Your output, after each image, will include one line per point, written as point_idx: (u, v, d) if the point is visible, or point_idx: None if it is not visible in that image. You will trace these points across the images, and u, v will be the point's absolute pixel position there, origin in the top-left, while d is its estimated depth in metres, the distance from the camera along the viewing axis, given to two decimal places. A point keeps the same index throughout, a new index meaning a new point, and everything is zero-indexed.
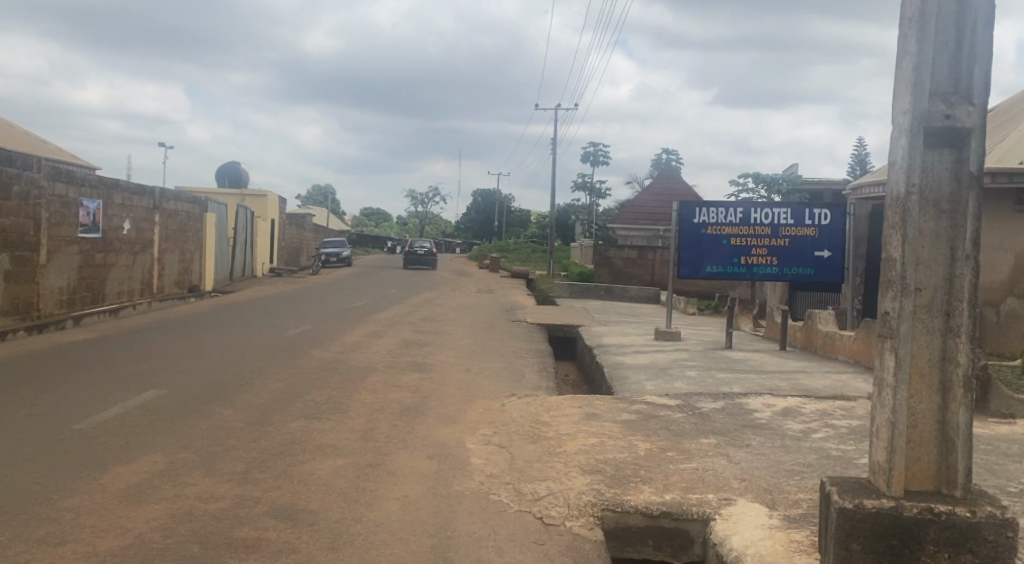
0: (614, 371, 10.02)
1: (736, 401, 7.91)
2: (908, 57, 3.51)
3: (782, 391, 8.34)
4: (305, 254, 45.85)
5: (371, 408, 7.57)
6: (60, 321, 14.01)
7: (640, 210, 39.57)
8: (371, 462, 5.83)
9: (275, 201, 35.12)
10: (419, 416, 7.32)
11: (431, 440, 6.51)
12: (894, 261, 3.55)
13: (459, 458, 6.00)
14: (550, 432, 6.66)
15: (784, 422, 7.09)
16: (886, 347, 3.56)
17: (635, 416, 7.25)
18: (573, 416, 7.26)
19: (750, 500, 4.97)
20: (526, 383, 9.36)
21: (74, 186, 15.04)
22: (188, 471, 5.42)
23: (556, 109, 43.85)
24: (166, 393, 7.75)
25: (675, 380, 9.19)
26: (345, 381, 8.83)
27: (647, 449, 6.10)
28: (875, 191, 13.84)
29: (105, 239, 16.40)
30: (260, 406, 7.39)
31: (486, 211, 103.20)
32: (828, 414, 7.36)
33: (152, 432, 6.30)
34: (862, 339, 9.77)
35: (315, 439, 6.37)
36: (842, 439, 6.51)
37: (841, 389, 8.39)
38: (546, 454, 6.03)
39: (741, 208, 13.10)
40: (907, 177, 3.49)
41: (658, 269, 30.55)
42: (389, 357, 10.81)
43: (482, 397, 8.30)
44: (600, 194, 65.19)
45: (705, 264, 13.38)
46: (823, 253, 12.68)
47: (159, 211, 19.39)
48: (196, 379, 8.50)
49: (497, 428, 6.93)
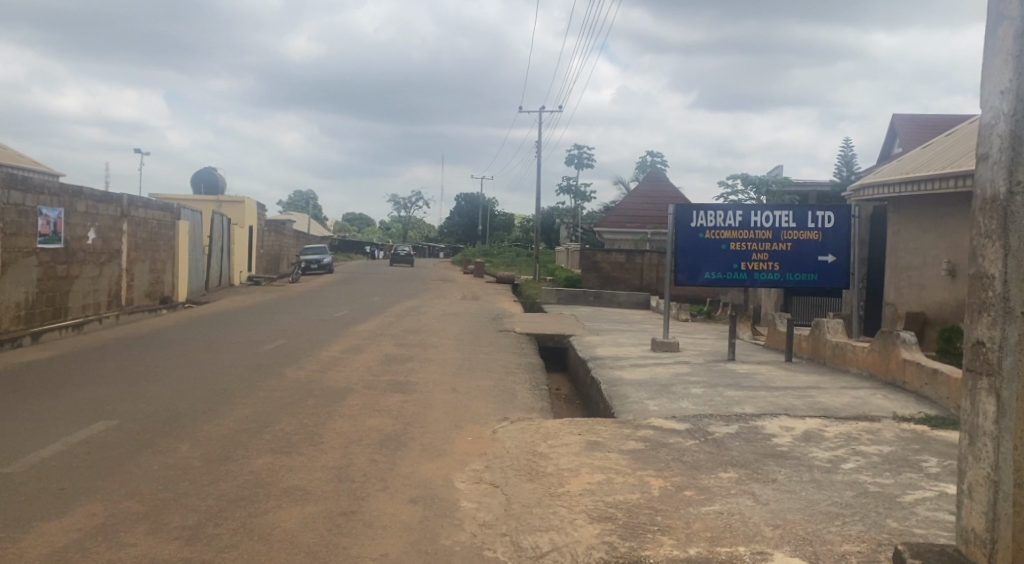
0: (613, 389, 9.24)
1: (750, 425, 7.18)
2: (1007, 23, 2.83)
3: (800, 412, 7.63)
4: (285, 261, 44.67)
5: (348, 439, 6.78)
6: (16, 338, 13.06)
7: (627, 212, 38.94)
8: (346, 509, 5.04)
9: (253, 206, 34.05)
10: (401, 448, 6.54)
11: (416, 479, 5.72)
12: (992, 278, 2.84)
13: (447, 502, 5.22)
14: (549, 468, 5.90)
15: (808, 450, 6.36)
16: (984, 387, 2.86)
17: (642, 445, 6.50)
18: (574, 446, 6.50)
19: (789, 553, 4.23)
20: (518, 404, 8.56)
21: (33, 193, 14.13)
22: (128, 527, 4.59)
23: (542, 110, 42.91)
24: (116, 425, 6.89)
25: (680, 398, 8.44)
26: (319, 407, 8.02)
27: (661, 489, 5.36)
28: (879, 192, 13.19)
29: (68, 249, 15.47)
30: (223, 439, 6.57)
31: (470, 215, 102.28)
32: (855, 439, 6.65)
33: (90, 476, 5.45)
34: (877, 350, 9.10)
35: (283, 480, 5.58)
36: (876, 469, 5.78)
37: (861, 409, 7.68)
38: (546, 496, 5.26)
39: (740, 211, 12.44)
40: (1008, 175, 2.80)
41: (647, 274, 29.79)
42: (369, 376, 9.99)
43: (471, 423, 7.54)
44: (585, 196, 64.59)
45: (703, 270, 12.58)
46: (827, 257, 12.06)
47: (127, 219, 18.47)
48: (152, 406, 7.66)
49: (490, 461, 6.18)
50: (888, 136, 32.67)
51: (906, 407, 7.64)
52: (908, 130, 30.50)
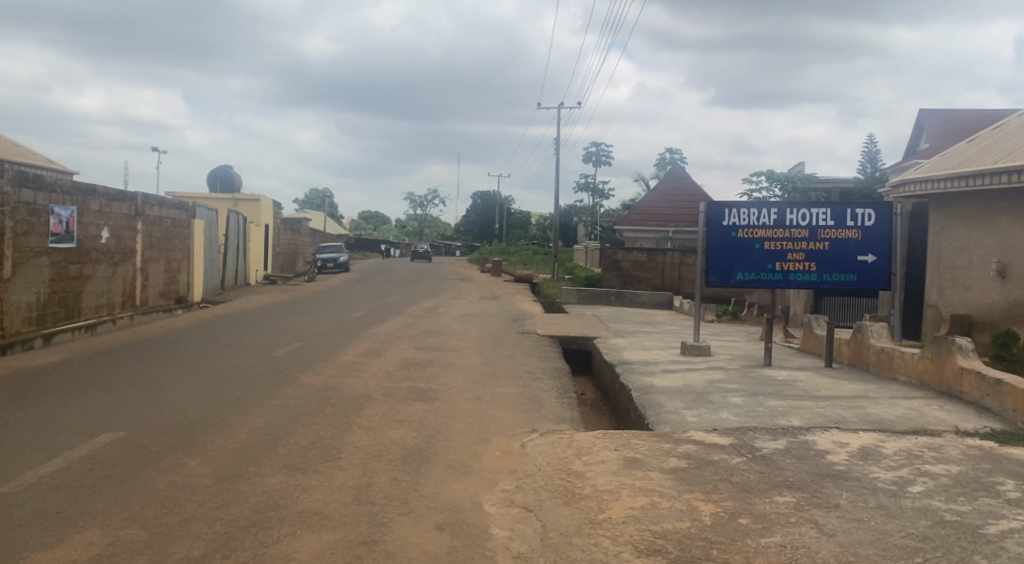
0: (645, 397, 8.72)
1: (800, 440, 6.64)
2: None
3: (852, 425, 7.08)
4: (302, 261, 44.47)
5: (367, 454, 6.33)
6: (28, 340, 12.79)
7: (646, 211, 38.30)
8: (366, 538, 4.57)
9: (270, 205, 33.81)
10: (424, 465, 6.08)
11: (441, 501, 5.25)
12: None
13: (476, 530, 4.74)
14: (585, 490, 5.40)
15: (868, 469, 5.83)
16: None
17: (685, 463, 5.99)
18: (611, 464, 5.99)
19: None
20: (545, 414, 8.07)
21: (45, 192, 13.81)
22: (127, 559, 4.14)
23: (560, 108, 42.40)
24: (122, 438, 6.49)
25: (720, 409, 7.91)
26: (337, 417, 7.57)
27: (713, 516, 4.85)
28: (922, 189, 12.56)
29: (80, 249, 15.17)
30: (234, 454, 6.15)
31: (487, 214, 101.85)
32: (917, 456, 6.09)
33: (90, 497, 5.03)
34: (930, 357, 8.52)
35: (299, 502, 5.13)
36: (948, 493, 5.23)
37: (918, 421, 7.11)
38: (585, 523, 4.77)
39: (776, 209, 11.85)
40: None
41: (668, 273, 29.15)
42: (388, 383, 9.54)
43: (497, 436, 7.04)
44: (602, 194, 63.94)
45: (735, 271, 11.98)
46: (867, 257, 11.48)
47: (142, 218, 18.19)
48: (160, 417, 7.24)
49: (521, 480, 5.71)
50: (914, 132, 31.79)
51: (969, 420, 7.07)
52: (936, 126, 29.62)
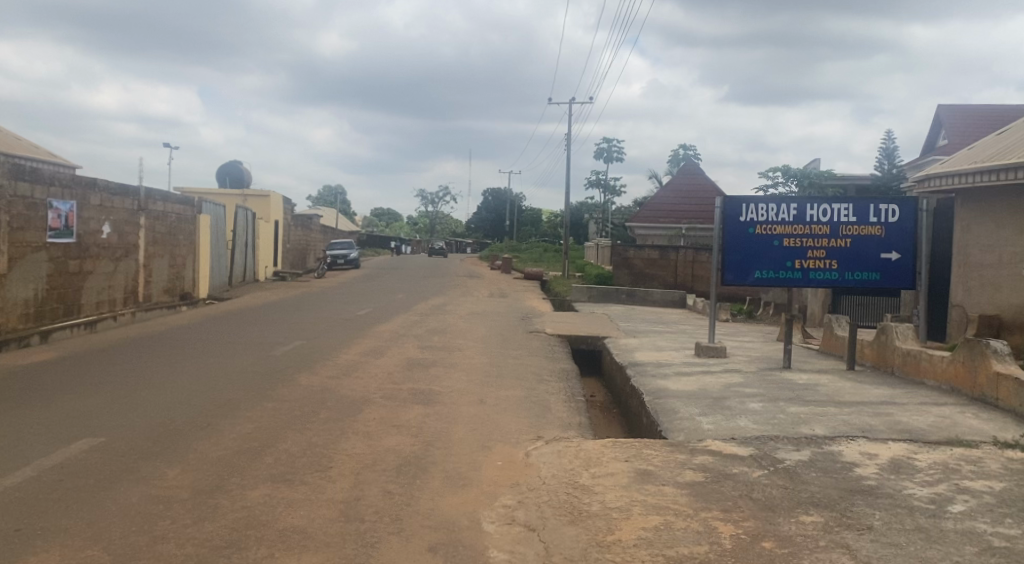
0: (658, 402, 8.25)
1: (825, 450, 6.17)
2: None
3: (880, 434, 6.60)
4: (312, 258, 44.17)
5: (360, 463, 5.92)
6: (25, 338, 12.49)
7: (659, 207, 37.74)
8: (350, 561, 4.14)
9: (279, 200, 33.55)
10: (419, 477, 5.65)
11: (436, 519, 4.82)
12: None
13: (472, 552, 4.31)
14: (592, 507, 4.96)
15: (901, 484, 5.36)
16: None
17: (702, 477, 5.53)
18: (621, 477, 5.54)
19: None
20: (551, 419, 7.63)
21: (43, 185, 13.49)
22: None
23: (571, 104, 41.87)
24: (100, 444, 6.11)
25: (737, 415, 7.43)
26: (331, 422, 7.17)
27: (734, 538, 4.39)
28: (949, 182, 11.99)
29: (81, 244, 14.86)
30: (218, 463, 5.76)
31: (499, 211, 101.37)
32: (954, 470, 5.61)
33: (56, 513, 4.64)
34: (961, 360, 8.01)
35: (280, 519, 4.71)
36: (992, 513, 4.76)
37: (952, 431, 6.62)
38: (592, 546, 4.33)
39: (795, 204, 11.35)
40: None
41: (681, 271, 28.61)
42: (388, 384, 9.13)
43: (500, 444, 6.61)
44: (615, 191, 63.34)
45: (753, 269, 11.47)
46: (891, 254, 10.96)
47: (145, 212, 17.88)
48: (145, 422, 6.86)
49: (524, 495, 5.27)
50: (933, 127, 31.07)
51: (1007, 430, 6.58)
52: (955, 121, 28.91)
